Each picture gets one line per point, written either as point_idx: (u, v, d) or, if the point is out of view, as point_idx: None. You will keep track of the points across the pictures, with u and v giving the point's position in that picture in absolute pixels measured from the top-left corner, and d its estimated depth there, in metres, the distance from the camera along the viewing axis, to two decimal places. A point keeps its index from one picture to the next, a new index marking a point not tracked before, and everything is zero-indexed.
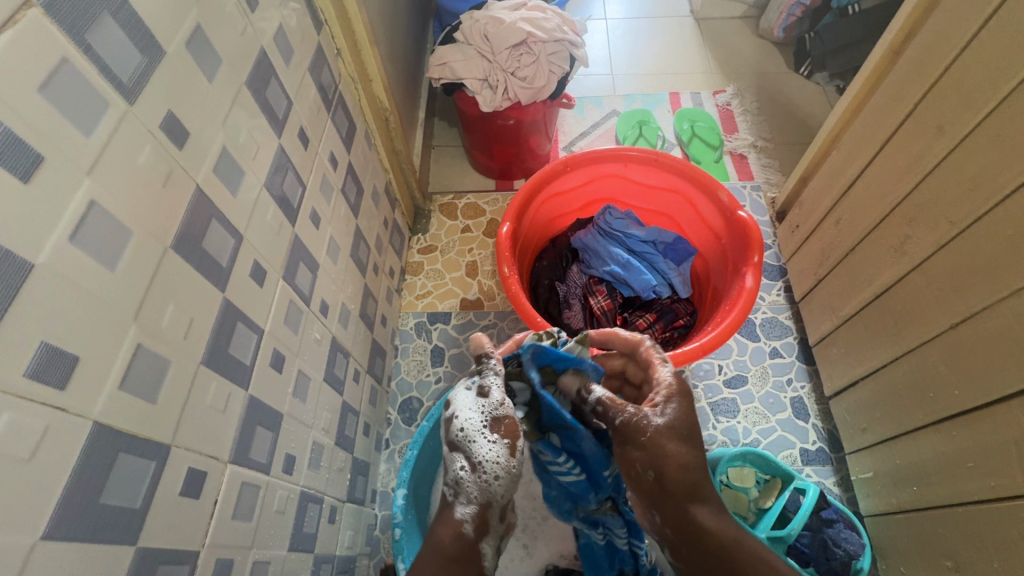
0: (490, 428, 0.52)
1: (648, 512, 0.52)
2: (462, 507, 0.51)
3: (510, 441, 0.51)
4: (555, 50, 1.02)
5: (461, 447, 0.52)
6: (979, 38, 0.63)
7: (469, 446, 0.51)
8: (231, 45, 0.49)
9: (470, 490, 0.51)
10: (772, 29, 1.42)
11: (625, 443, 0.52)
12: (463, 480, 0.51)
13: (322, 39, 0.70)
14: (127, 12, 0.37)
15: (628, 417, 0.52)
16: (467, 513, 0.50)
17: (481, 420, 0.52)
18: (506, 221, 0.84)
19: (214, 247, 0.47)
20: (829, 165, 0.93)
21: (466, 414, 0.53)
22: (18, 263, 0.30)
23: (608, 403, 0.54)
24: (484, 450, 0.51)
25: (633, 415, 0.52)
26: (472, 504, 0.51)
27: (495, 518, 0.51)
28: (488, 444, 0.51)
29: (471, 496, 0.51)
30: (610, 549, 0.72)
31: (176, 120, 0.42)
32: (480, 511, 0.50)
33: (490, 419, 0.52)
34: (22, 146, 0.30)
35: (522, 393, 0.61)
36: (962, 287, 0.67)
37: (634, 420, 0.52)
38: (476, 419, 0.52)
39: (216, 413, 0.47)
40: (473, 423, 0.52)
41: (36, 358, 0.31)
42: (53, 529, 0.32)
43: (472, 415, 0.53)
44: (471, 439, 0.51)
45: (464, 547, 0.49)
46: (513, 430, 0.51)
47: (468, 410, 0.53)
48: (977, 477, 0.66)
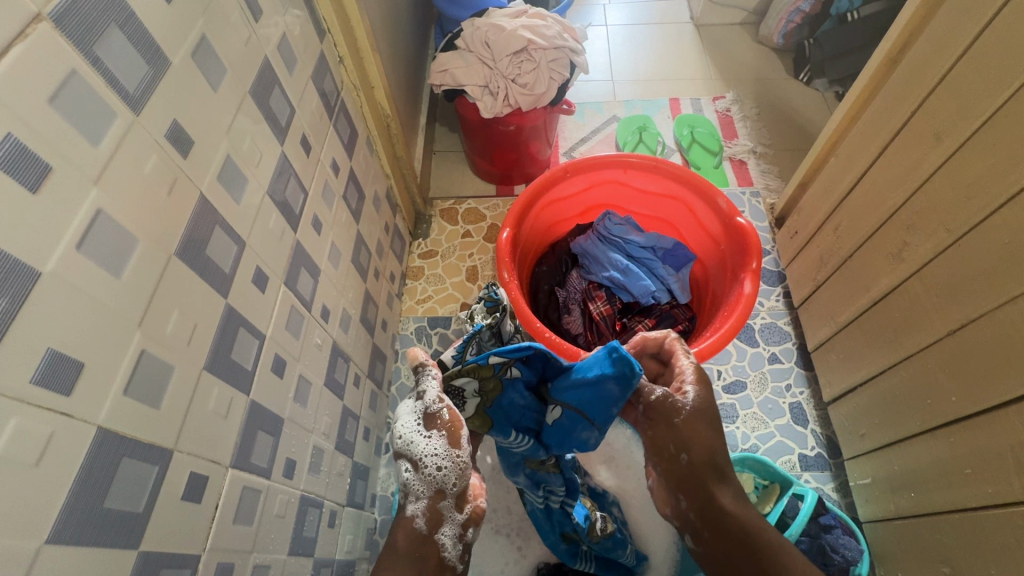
0: (426, 426, 0.52)
1: (674, 495, 0.60)
2: (412, 505, 0.51)
3: (450, 435, 0.51)
4: (556, 57, 1.02)
5: (403, 448, 0.52)
6: (975, 48, 0.63)
7: (408, 447, 0.51)
8: (235, 55, 0.50)
9: (416, 489, 0.51)
10: (771, 35, 1.42)
11: (658, 421, 0.60)
12: (410, 481, 0.51)
13: (324, 47, 0.71)
14: (134, 25, 0.37)
15: (657, 398, 0.59)
16: (418, 509, 0.51)
17: (417, 419, 0.53)
18: (506, 227, 0.84)
19: (218, 254, 0.48)
20: (828, 171, 0.94)
21: (407, 414, 0.53)
22: (26, 271, 0.31)
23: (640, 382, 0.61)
24: (421, 447, 0.51)
25: (665, 395, 0.59)
26: (422, 500, 0.51)
27: (449, 510, 0.51)
28: (425, 441, 0.51)
29: (419, 493, 0.51)
30: (550, 512, 0.72)
31: (181, 129, 0.43)
32: (432, 503, 0.51)
33: (425, 416, 0.52)
34: (31, 157, 0.31)
35: (470, 387, 0.57)
36: (959, 294, 0.67)
37: (667, 401, 0.59)
38: (413, 420, 0.53)
39: (218, 418, 0.47)
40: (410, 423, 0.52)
41: (43, 365, 0.32)
42: (58, 532, 0.33)
43: (411, 416, 0.53)
44: (408, 439, 0.51)
45: (419, 542, 0.50)
46: (450, 425, 0.51)
47: (404, 413, 0.54)
48: (974, 484, 0.66)
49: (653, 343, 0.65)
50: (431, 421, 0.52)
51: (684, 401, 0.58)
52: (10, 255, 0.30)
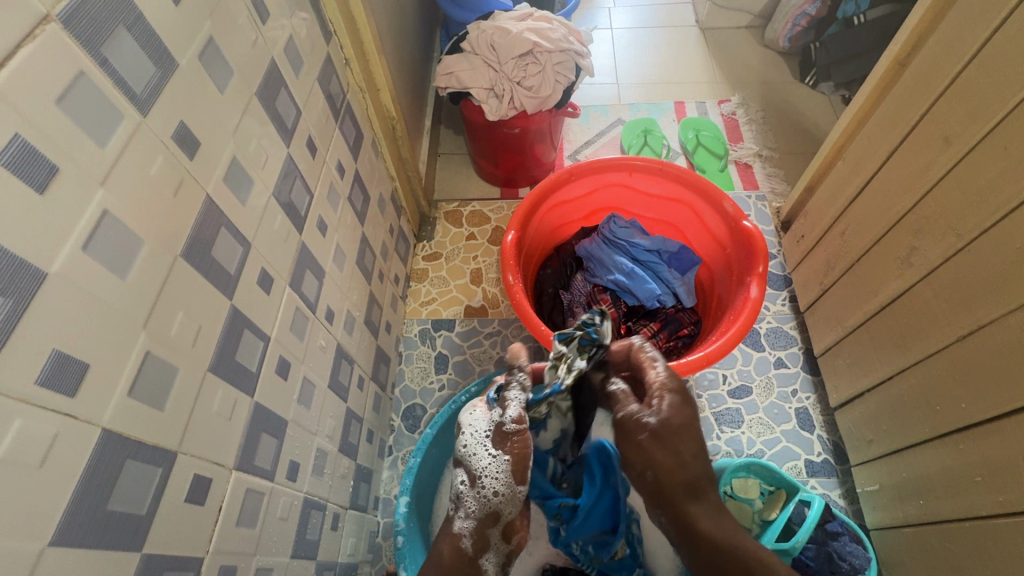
0: (492, 446, 0.57)
1: None
2: (461, 521, 0.57)
3: (516, 461, 0.56)
4: (561, 60, 1.02)
5: (465, 462, 0.58)
6: (986, 51, 0.63)
7: (472, 461, 0.58)
8: (242, 56, 0.50)
9: (469, 504, 0.57)
10: (777, 39, 1.42)
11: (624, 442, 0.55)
12: (463, 492, 0.58)
13: (331, 49, 0.71)
14: (141, 26, 0.38)
15: (627, 414, 0.56)
16: (466, 528, 0.57)
17: (487, 432, 0.58)
18: (511, 230, 0.84)
19: (223, 256, 0.48)
20: (835, 175, 0.93)
21: (482, 421, 0.59)
22: (31, 272, 0.30)
23: (617, 399, 0.59)
24: (483, 464, 0.57)
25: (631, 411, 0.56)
26: (470, 519, 0.57)
27: (492, 534, 0.57)
28: (489, 459, 0.57)
29: (469, 510, 0.57)
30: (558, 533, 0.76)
31: (188, 130, 0.43)
32: (478, 525, 0.57)
33: (495, 432, 0.57)
34: (38, 158, 0.31)
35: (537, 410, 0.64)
36: (970, 298, 0.66)
37: (633, 417, 0.55)
38: (481, 434, 0.58)
39: (222, 420, 0.47)
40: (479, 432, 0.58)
41: (48, 366, 0.31)
42: (62, 534, 0.32)
43: (482, 426, 0.59)
44: (475, 453, 0.58)
45: (462, 561, 0.56)
46: (517, 452, 0.56)
47: (477, 421, 0.59)
48: (985, 492, 0.65)
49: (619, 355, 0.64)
50: (501, 439, 0.57)
51: (651, 413, 0.54)
52: (15, 256, 0.29)
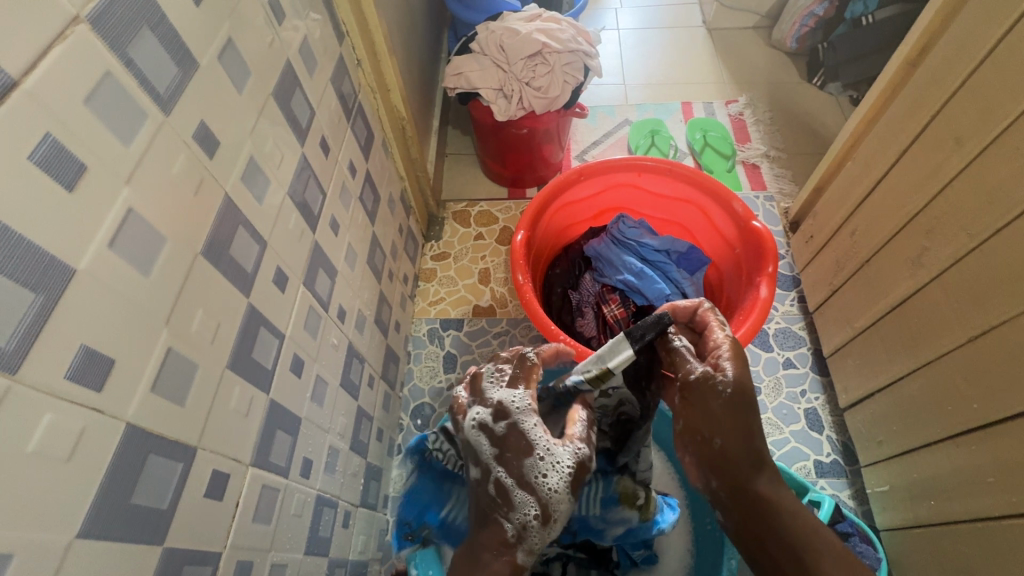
0: (574, 488, 0.50)
1: None
2: (522, 556, 0.50)
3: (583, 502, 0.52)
4: (570, 60, 1.03)
5: (544, 498, 0.49)
6: (998, 51, 0.63)
7: (556, 499, 0.49)
8: (259, 57, 0.50)
9: (534, 540, 0.50)
10: (784, 40, 1.42)
11: (695, 404, 0.54)
12: (531, 525, 0.50)
13: (343, 50, 0.72)
14: (165, 27, 0.38)
15: (697, 377, 0.54)
16: (527, 560, 0.50)
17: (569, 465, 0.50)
18: (521, 229, 0.84)
19: (241, 254, 0.48)
20: (844, 175, 0.93)
21: (564, 452, 0.50)
22: (61, 269, 0.31)
23: (679, 357, 0.56)
24: (563, 507, 0.50)
25: (702, 372, 0.54)
26: (532, 555, 0.50)
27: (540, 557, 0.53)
28: (570, 502, 0.50)
29: (534, 546, 0.50)
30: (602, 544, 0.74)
31: (208, 130, 0.43)
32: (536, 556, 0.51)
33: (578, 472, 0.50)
34: (67, 157, 0.31)
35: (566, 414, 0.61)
36: (982, 298, 0.66)
37: (704, 378, 0.53)
38: (566, 472, 0.49)
39: (240, 416, 0.48)
40: (565, 468, 0.49)
41: (76, 361, 0.32)
42: (88, 527, 0.33)
43: (569, 459, 0.50)
44: (561, 493, 0.49)
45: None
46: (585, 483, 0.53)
47: (559, 446, 0.51)
48: (997, 493, 0.65)
49: (683, 313, 0.60)
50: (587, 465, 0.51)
51: (725, 379, 0.53)
52: (45, 253, 0.30)
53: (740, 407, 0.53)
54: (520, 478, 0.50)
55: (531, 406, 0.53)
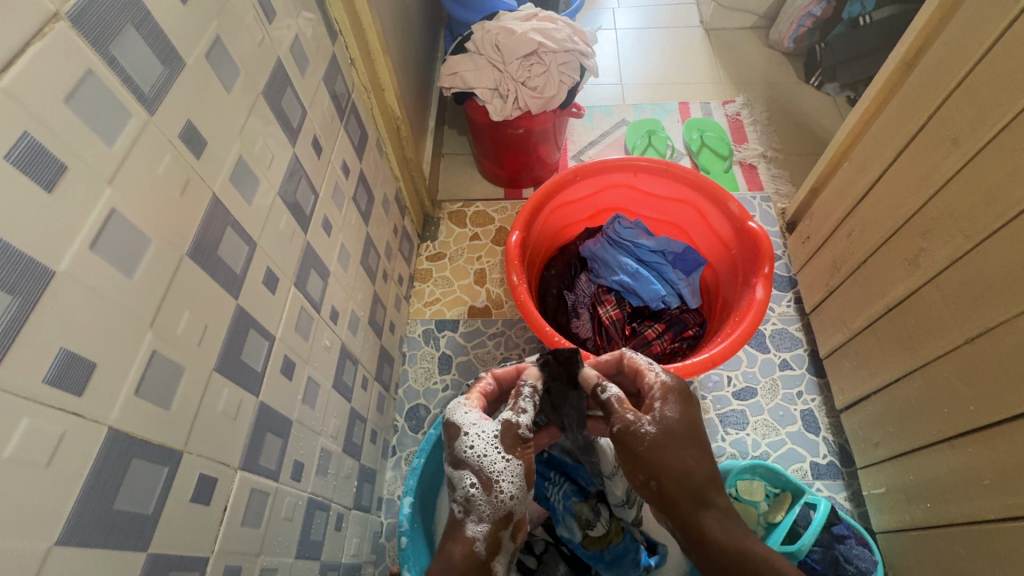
0: (506, 450, 0.55)
1: None
2: (473, 526, 0.55)
3: (528, 465, 0.56)
4: (566, 60, 1.02)
5: (477, 467, 0.55)
6: (995, 51, 0.62)
7: (485, 464, 0.55)
8: (249, 56, 0.50)
9: (482, 508, 0.55)
10: (782, 39, 1.42)
11: (626, 449, 0.57)
12: (474, 497, 0.55)
13: (336, 49, 0.71)
14: (149, 25, 0.38)
15: (626, 423, 0.57)
16: (479, 530, 0.54)
17: (494, 436, 0.56)
18: (516, 230, 0.84)
19: (229, 255, 0.47)
20: (841, 176, 0.92)
21: (489, 425, 0.57)
22: (39, 270, 0.30)
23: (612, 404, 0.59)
24: (500, 471, 0.55)
25: (630, 421, 0.57)
26: (483, 522, 0.54)
27: (506, 533, 0.55)
28: (504, 464, 0.55)
29: (483, 515, 0.55)
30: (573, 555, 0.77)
31: (195, 130, 0.43)
32: (491, 527, 0.55)
33: (503, 437, 0.56)
34: (46, 156, 0.31)
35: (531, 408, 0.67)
36: (979, 300, 0.66)
37: (631, 428, 0.56)
38: (491, 439, 0.56)
39: (228, 419, 0.47)
40: (490, 437, 0.56)
41: (54, 364, 0.31)
42: (68, 533, 0.32)
43: (493, 429, 0.56)
44: (493, 460, 0.55)
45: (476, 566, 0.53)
46: (528, 459, 0.57)
47: (483, 423, 0.57)
48: (993, 495, 0.65)
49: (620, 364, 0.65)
50: (510, 437, 0.56)
51: (648, 426, 0.56)
52: (23, 255, 0.29)
53: (676, 443, 0.55)
54: (455, 459, 0.57)
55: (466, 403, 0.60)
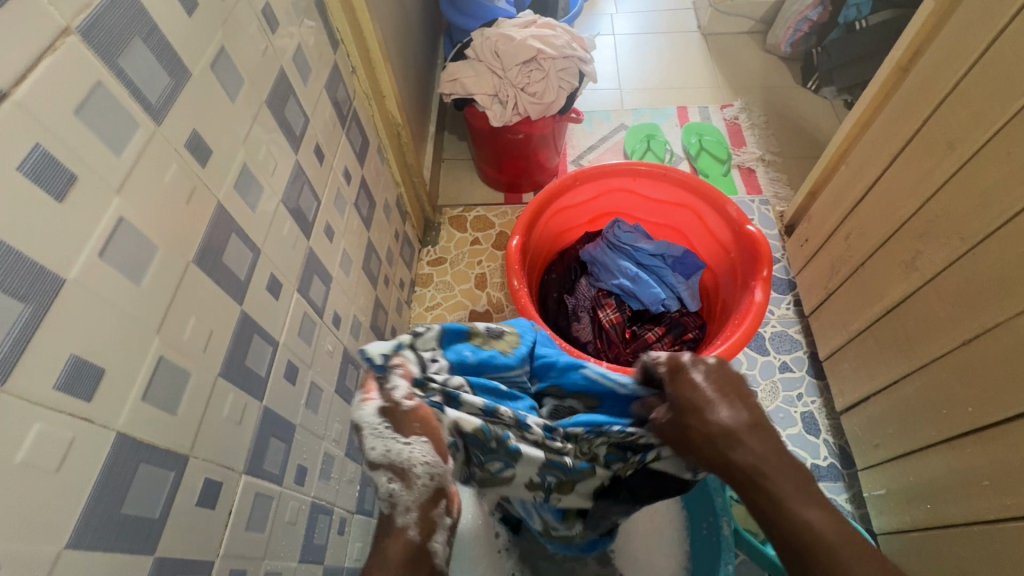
0: (416, 432, 0.43)
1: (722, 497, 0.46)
2: (404, 514, 0.41)
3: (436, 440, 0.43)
4: (564, 66, 1.03)
5: (393, 461, 0.42)
6: (989, 55, 0.63)
7: (400, 454, 0.42)
8: (252, 65, 0.51)
9: (405, 498, 0.41)
10: (779, 44, 1.43)
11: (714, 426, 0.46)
12: (396, 493, 0.41)
13: (338, 58, 0.72)
14: (156, 37, 0.38)
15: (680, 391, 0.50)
16: (411, 520, 0.41)
17: (383, 421, 0.43)
18: (516, 234, 0.84)
19: (234, 261, 0.48)
20: (838, 179, 0.93)
21: (371, 406, 0.44)
22: (51, 278, 0.31)
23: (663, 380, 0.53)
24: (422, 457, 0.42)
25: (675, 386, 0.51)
26: (413, 510, 0.41)
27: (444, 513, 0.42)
28: (414, 448, 0.42)
29: (409, 503, 0.41)
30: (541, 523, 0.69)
31: (200, 139, 0.44)
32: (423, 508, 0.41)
33: (403, 428, 0.43)
34: (58, 167, 0.31)
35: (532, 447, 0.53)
36: (976, 302, 0.66)
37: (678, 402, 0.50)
38: (389, 433, 0.43)
39: (232, 424, 0.48)
40: (375, 427, 0.43)
41: (65, 371, 0.32)
42: (78, 537, 0.33)
43: (377, 408, 0.44)
44: (406, 450, 0.42)
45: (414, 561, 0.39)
46: (427, 427, 0.44)
47: (368, 405, 0.44)
48: (993, 496, 0.65)
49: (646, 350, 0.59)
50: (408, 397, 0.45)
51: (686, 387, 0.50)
52: (35, 263, 0.30)
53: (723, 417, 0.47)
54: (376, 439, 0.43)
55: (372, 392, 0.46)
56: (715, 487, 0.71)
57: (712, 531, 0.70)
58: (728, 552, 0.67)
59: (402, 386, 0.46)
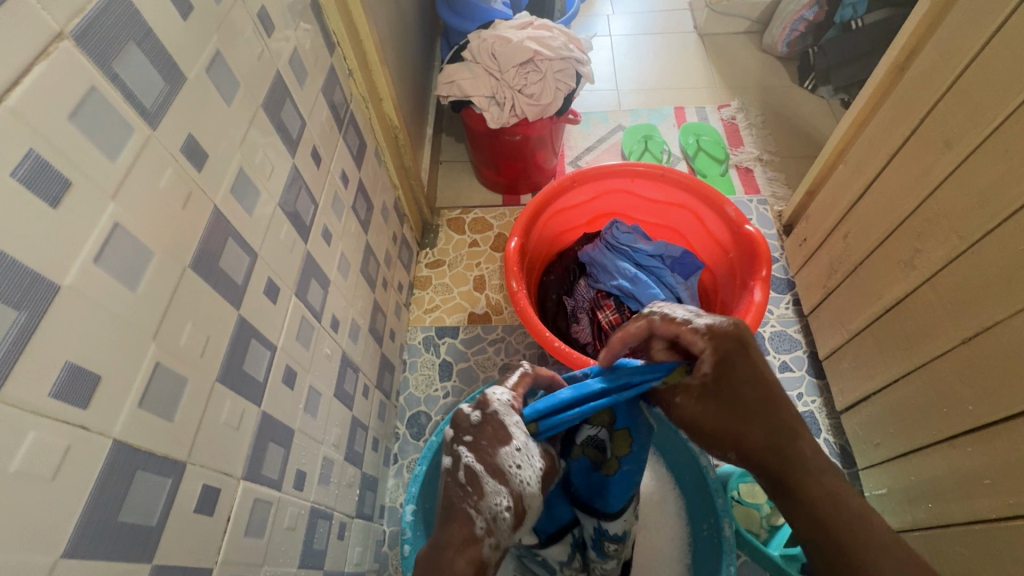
0: (542, 468, 0.50)
1: None
2: (490, 551, 0.42)
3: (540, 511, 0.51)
4: (561, 68, 1.03)
5: (515, 489, 0.46)
6: (986, 53, 0.63)
7: (525, 492, 0.47)
8: (248, 69, 0.51)
9: (504, 529, 0.44)
10: (776, 44, 1.43)
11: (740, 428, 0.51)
12: (501, 517, 0.44)
13: (334, 60, 0.72)
14: (151, 41, 0.38)
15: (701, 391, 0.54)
16: (493, 552, 0.43)
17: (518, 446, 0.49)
18: (514, 236, 0.84)
19: (230, 265, 0.48)
20: (836, 178, 0.93)
21: (516, 426, 0.50)
22: (45, 285, 0.31)
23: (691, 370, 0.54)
24: (530, 504, 0.48)
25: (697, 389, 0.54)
26: (502, 547, 0.44)
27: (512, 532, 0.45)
28: (531, 507, 0.48)
29: (503, 541, 0.44)
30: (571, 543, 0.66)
31: (196, 143, 0.43)
32: (506, 519, 0.44)
33: (548, 466, 0.50)
34: (51, 173, 0.31)
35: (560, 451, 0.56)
36: (975, 300, 0.66)
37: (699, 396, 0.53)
38: (535, 468, 0.49)
39: (231, 429, 0.47)
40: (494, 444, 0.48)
41: (60, 378, 0.32)
42: (74, 545, 0.32)
43: (537, 462, 0.50)
44: (530, 486, 0.48)
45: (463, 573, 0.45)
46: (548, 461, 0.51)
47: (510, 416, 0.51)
48: (995, 495, 0.65)
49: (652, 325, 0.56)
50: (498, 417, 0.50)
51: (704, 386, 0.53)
52: (29, 270, 0.30)
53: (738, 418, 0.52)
54: (495, 467, 0.47)
55: (513, 404, 0.52)
56: (717, 487, 0.71)
57: (713, 531, 0.70)
58: (729, 553, 0.66)
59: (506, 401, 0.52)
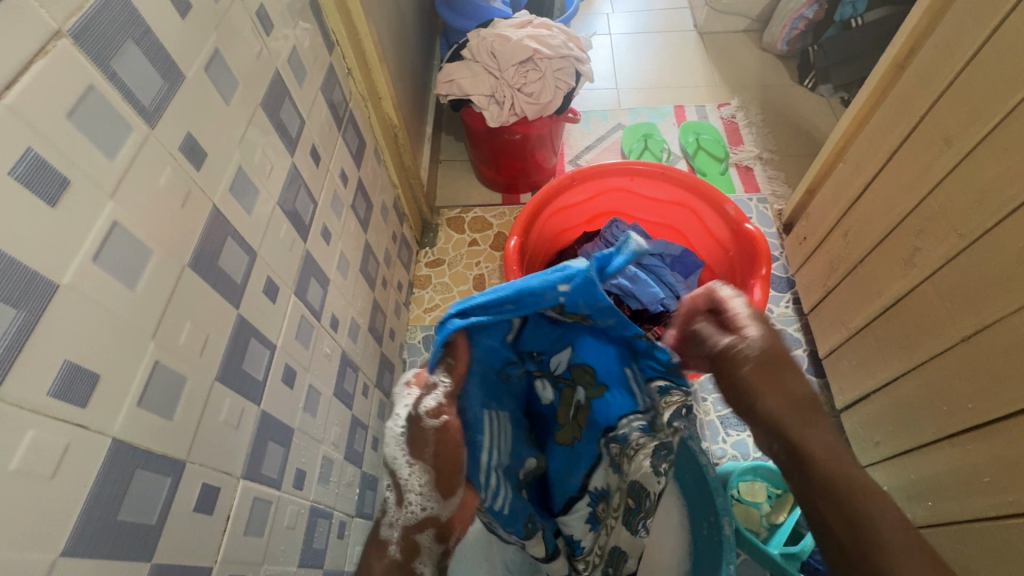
0: (412, 458, 0.44)
1: None
2: (389, 533, 0.46)
3: (438, 468, 0.45)
4: (561, 66, 1.03)
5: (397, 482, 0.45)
6: (985, 51, 0.63)
7: (404, 487, 0.45)
8: (247, 67, 0.50)
9: (396, 519, 0.46)
10: (775, 42, 1.43)
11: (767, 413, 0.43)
12: (389, 509, 0.46)
13: (333, 59, 0.72)
14: (149, 40, 0.38)
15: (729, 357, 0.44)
16: (394, 537, 0.46)
17: (400, 439, 0.44)
18: (514, 235, 0.84)
19: (229, 265, 0.48)
20: (836, 176, 0.93)
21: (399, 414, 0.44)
22: (44, 284, 0.31)
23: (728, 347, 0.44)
24: (420, 499, 0.45)
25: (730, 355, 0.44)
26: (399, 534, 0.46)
27: (420, 533, 0.47)
28: (420, 491, 0.45)
29: (396, 526, 0.46)
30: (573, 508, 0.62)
31: (195, 142, 0.43)
32: (396, 515, 0.46)
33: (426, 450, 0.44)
34: (50, 171, 0.31)
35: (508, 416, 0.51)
36: (974, 298, 0.66)
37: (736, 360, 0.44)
38: (406, 453, 0.44)
39: (230, 428, 0.47)
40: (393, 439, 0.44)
41: (59, 377, 0.32)
42: (74, 544, 0.32)
43: (400, 421, 0.44)
44: (409, 482, 0.45)
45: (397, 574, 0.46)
46: (438, 443, 0.44)
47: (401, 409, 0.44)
48: (995, 493, 0.65)
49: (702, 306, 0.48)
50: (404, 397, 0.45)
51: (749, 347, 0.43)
52: (27, 269, 0.30)
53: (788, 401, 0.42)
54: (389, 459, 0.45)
55: (409, 394, 0.44)
56: (716, 487, 0.71)
57: (713, 532, 0.70)
58: (729, 552, 0.66)
59: (433, 403, 0.43)
